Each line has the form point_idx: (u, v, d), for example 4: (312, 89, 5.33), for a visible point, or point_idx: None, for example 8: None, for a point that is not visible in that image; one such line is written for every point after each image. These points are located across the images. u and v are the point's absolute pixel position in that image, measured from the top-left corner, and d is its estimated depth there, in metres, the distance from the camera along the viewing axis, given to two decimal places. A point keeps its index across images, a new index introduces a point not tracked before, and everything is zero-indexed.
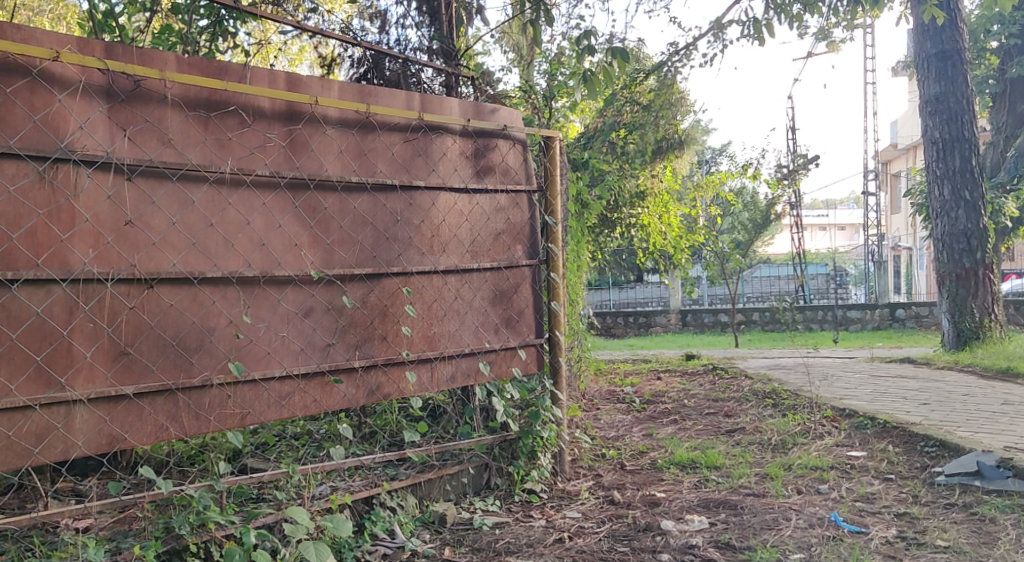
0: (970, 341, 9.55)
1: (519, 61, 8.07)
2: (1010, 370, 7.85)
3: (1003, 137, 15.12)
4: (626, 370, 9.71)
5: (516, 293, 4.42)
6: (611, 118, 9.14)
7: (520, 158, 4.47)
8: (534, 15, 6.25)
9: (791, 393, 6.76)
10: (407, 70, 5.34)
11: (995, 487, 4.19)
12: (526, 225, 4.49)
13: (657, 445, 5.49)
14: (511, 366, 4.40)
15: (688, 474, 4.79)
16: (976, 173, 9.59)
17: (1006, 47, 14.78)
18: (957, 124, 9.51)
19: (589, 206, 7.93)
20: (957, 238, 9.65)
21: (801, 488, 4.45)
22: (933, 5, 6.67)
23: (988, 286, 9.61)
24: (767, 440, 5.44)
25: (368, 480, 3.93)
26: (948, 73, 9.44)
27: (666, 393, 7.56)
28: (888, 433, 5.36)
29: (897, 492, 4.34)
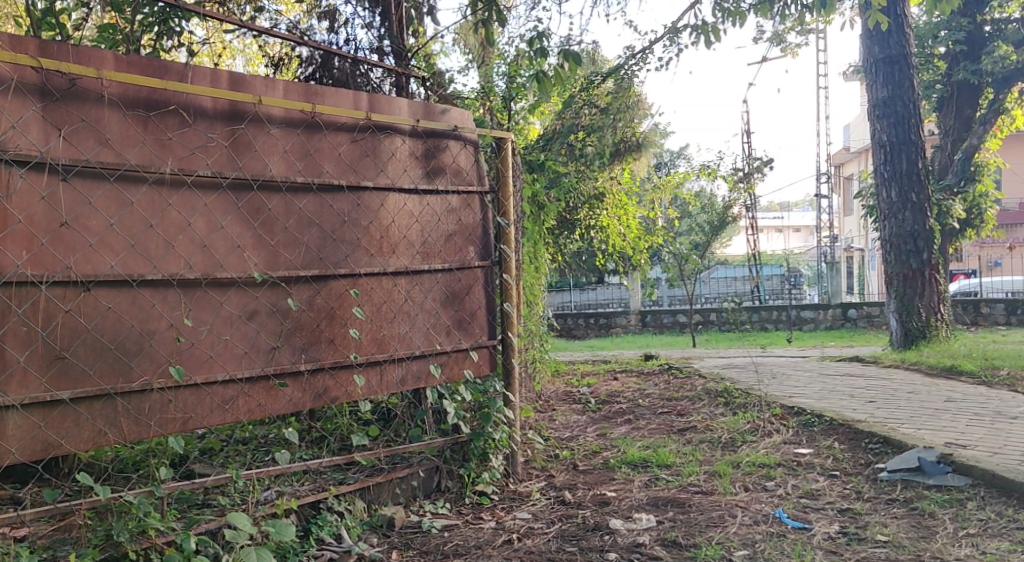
0: (918, 340, 9.73)
1: (476, 63, 8.08)
2: (955, 367, 8.04)
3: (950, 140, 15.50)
4: (585, 371, 9.75)
5: (468, 295, 4.41)
6: (570, 120, 9.18)
7: (471, 158, 4.46)
8: (488, 17, 6.25)
9: (742, 392, 6.84)
10: (356, 70, 5.34)
11: (936, 482, 4.28)
12: (478, 226, 4.48)
13: (610, 444, 5.51)
14: (462, 368, 4.38)
15: (638, 473, 4.82)
16: (922, 177, 9.81)
17: (953, 53, 15.11)
18: (904, 127, 9.72)
19: (546, 208, 7.95)
20: (905, 239, 9.85)
21: (748, 485, 4.51)
22: (879, 11, 6.80)
23: (934, 286, 9.83)
24: (717, 438, 5.50)
25: (315, 484, 3.90)
26: (896, 77, 9.64)
27: (622, 393, 7.60)
28: (835, 430, 5.46)
29: (841, 488, 4.41)
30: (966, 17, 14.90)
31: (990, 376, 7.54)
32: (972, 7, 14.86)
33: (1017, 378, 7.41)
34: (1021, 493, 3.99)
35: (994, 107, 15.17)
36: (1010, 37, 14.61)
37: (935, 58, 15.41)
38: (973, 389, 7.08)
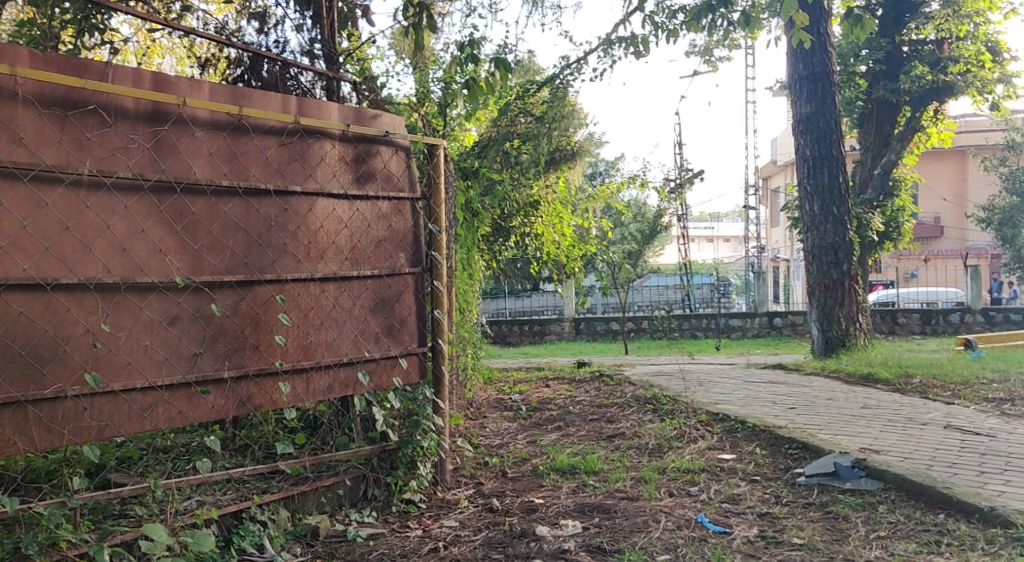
0: (838, 348, 10.04)
1: (410, 66, 8.03)
2: (872, 375, 8.31)
3: (870, 156, 16.14)
4: (518, 378, 9.79)
5: (398, 301, 4.38)
6: (505, 128, 9.28)
7: (402, 164, 4.44)
8: (421, 22, 6.26)
9: (670, 399, 6.96)
10: (286, 73, 5.27)
11: (850, 486, 4.43)
12: (409, 232, 4.46)
13: (539, 451, 5.54)
14: (391, 376, 4.34)
15: (566, 480, 4.86)
16: (842, 191, 10.13)
17: (873, 71, 15.70)
18: (826, 143, 10.04)
19: (480, 215, 7.92)
20: (826, 251, 10.14)
21: (673, 491, 4.59)
22: (801, 32, 7.07)
23: (853, 297, 10.16)
24: (644, 445, 5.58)
25: (238, 494, 3.84)
26: (819, 94, 9.95)
27: (553, 400, 7.65)
28: (757, 436, 5.60)
29: (762, 493, 4.53)
30: (885, 38, 15.54)
31: (905, 383, 7.83)
32: (891, 29, 15.57)
33: (929, 386, 7.71)
34: (929, 496, 4.16)
35: (911, 124, 15.81)
36: (926, 57, 15.22)
37: (856, 75, 15.90)
38: (889, 396, 7.33)
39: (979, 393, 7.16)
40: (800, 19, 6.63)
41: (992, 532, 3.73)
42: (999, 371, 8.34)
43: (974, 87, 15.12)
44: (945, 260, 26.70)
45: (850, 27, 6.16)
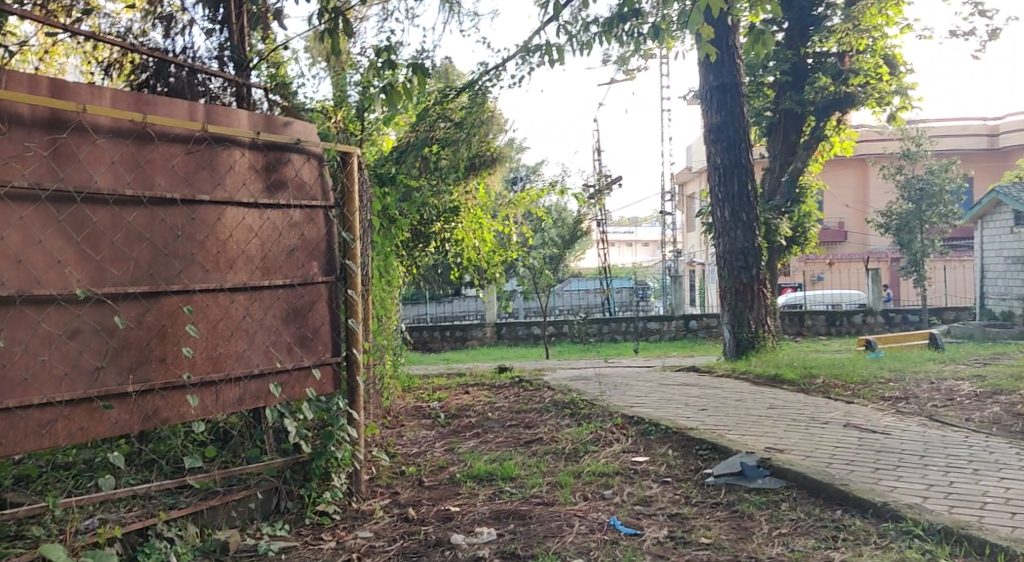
0: (748, 350, 10.33)
1: (325, 67, 7.91)
2: (779, 376, 8.60)
3: (778, 163, 16.73)
4: (437, 385, 9.75)
5: (311, 311, 4.32)
6: (423, 134, 9.32)
7: (315, 172, 4.39)
8: (335, 26, 6.23)
9: (587, 403, 7.06)
10: (193, 79, 5.17)
11: (755, 485, 4.59)
12: (323, 240, 4.41)
13: (456, 459, 5.55)
14: (305, 387, 4.28)
15: (483, 487, 4.89)
16: (751, 198, 10.46)
17: (780, 82, 16.18)
18: (735, 152, 10.35)
19: (398, 222, 7.86)
20: (736, 255, 10.45)
21: (588, 494, 4.66)
22: (708, 44, 7.33)
23: (762, 300, 10.48)
24: (561, 450, 5.65)
25: (143, 510, 3.75)
26: (728, 104, 10.26)
27: (472, 406, 7.66)
28: (670, 438, 5.73)
29: (672, 494, 4.64)
30: (791, 50, 16.06)
31: (809, 384, 8.13)
32: (796, 41, 16.13)
33: (831, 385, 8.02)
34: (828, 494, 4.34)
35: (816, 134, 16.41)
36: (829, 69, 15.83)
37: (764, 86, 16.50)
38: (795, 396, 7.60)
39: (877, 392, 7.49)
40: (706, 32, 6.86)
41: (885, 526, 3.92)
42: (896, 371, 8.73)
43: (873, 99, 15.98)
44: (849, 263, 27.77)
45: (754, 43, 6.48)
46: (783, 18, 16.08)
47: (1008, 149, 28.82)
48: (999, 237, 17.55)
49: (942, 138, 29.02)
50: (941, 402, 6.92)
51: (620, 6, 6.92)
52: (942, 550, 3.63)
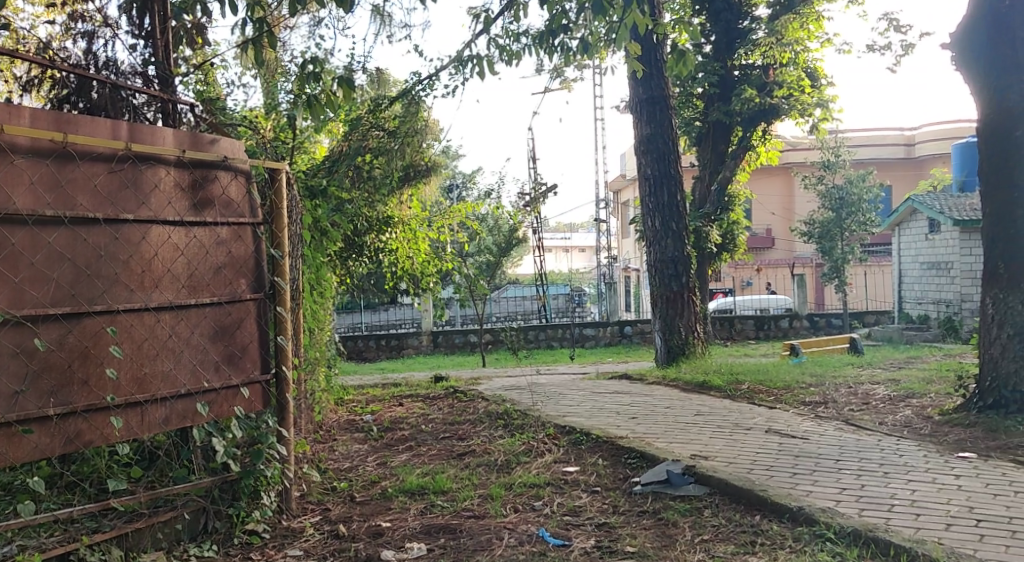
0: (678, 357, 10.56)
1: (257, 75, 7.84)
2: (706, 383, 8.82)
3: (708, 172, 17.22)
4: (372, 397, 9.70)
5: (239, 329, 4.30)
6: (357, 143, 9.25)
7: (242, 190, 4.37)
8: (259, 35, 6.19)
9: (520, 414, 7.14)
10: (116, 95, 5.10)
11: (680, 493, 4.72)
12: (250, 258, 4.40)
13: (389, 473, 5.56)
14: (232, 405, 4.25)
15: (414, 501, 4.92)
16: (680, 208, 10.71)
17: (709, 93, 16.61)
18: (665, 163, 10.60)
19: (329, 234, 7.79)
20: (666, 264, 10.68)
21: (518, 506, 4.73)
22: (636, 61, 7.55)
23: (691, 307, 10.71)
24: (493, 461, 5.71)
25: (66, 535, 3.70)
26: (657, 117, 10.51)
27: (406, 419, 7.66)
28: (600, 447, 5.85)
29: (601, 503, 4.74)
30: (718, 62, 16.48)
31: (735, 390, 8.37)
32: (723, 54, 16.59)
33: (756, 391, 8.27)
34: (748, 499, 4.49)
35: (743, 143, 16.84)
36: (754, 81, 16.29)
37: (693, 97, 16.89)
38: (721, 402, 7.81)
39: (799, 397, 7.76)
40: (632, 49, 7.04)
41: (800, 529, 4.09)
42: (817, 375, 9.04)
43: (796, 111, 16.39)
44: (776, 269, 28.52)
45: (677, 61, 6.83)
46: (711, 31, 16.57)
47: (923, 159, 30.01)
48: (915, 244, 18.28)
49: (861, 147, 30.08)
50: (858, 406, 7.20)
51: (550, 20, 7.05)
52: (851, 552, 3.81)
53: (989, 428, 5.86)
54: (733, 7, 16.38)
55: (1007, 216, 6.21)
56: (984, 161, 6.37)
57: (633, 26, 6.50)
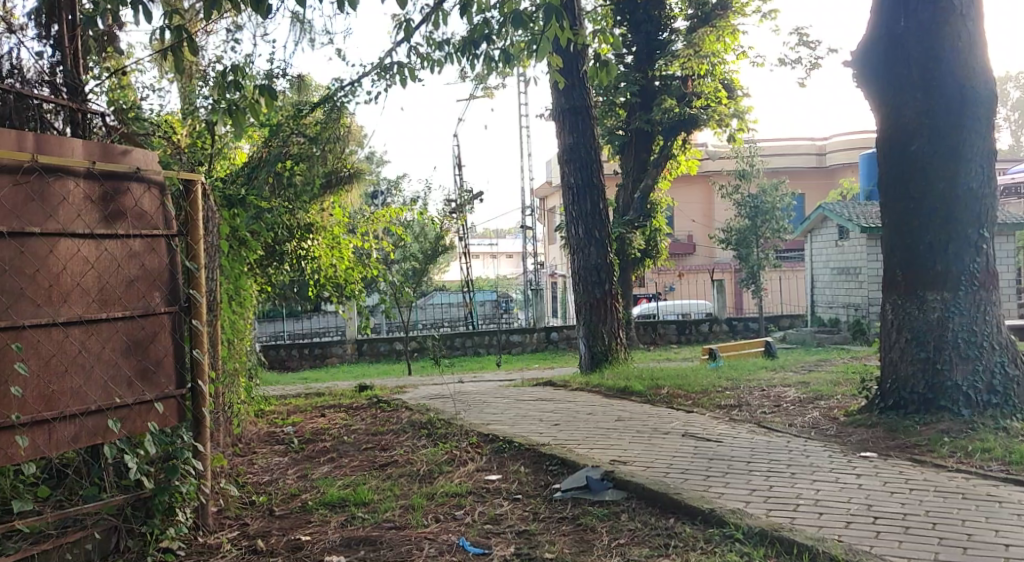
0: (602, 362, 10.72)
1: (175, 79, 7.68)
2: (627, 388, 9.00)
3: (630, 180, 17.53)
4: (294, 408, 9.57)
5: (153, 342, 4.22)
6: (277, 149, 9.32)
7: (156, 202, 4.30)
8: (178, 42, 6.06)
9: (443, 423, 7.17)
10: (24, 104, 4.91)
11: (598, 498, 4.82)
12: (165, 271, 4.33)
13: (309, 486, 5.52)
14: (146, 421, 4.16)
15: (335, 514, 4.90)
16: (603, 216, 10.90)
17: (631, 102, 16.94)
18: (587, 171, 10.78)
19: (248, 243, 7.66)
20: (590, 272, 10.84)
21: (439, 516, 4.76)
22: (558, 72, 7.69)
23: (614, 314, 10.90)
24: (416, 471, 5.72)
25: None
26: (580, 126, 10.69)
27: (328, 430, 7.59)
28: (522, 455, 5.92)
29: (522, 510, 4.81)
30: (639, 73, 16.85)
31: (654, 395, 8.56)
32: (644, 64, 16.99)
33: (675, 395, 8.48)
34: (663, 502, 4.62)
35: (664, 152, 17.18)
36: (674, 92, 16.64)
37: (615, 106, 17.19)
38: (640, 407, 7.98)
39: (715, 401, 8.00)
40: (553, 61, 7.18)
41: (710, 531, 4.23)
42: (733, 379, 9.30)
43: (714, 121, 16.83)
44: (696, 274, 29.17)
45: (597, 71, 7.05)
46: (632, 41, 16.97)
47: (835, 168, 31.12)
48: (825, 250, 18.96)
49: (776, 157, 31.08)
50: (770, 409, 7.45)
51: (472, 30, 7.12)
52: (757, 551, 3.96)
53: (890, 428, 6.15)
54: (654, 20, 16.81)
55: (906, 225, 6.52)
56: (885, 174, 6.68)
57: (553, 40, 6.64)
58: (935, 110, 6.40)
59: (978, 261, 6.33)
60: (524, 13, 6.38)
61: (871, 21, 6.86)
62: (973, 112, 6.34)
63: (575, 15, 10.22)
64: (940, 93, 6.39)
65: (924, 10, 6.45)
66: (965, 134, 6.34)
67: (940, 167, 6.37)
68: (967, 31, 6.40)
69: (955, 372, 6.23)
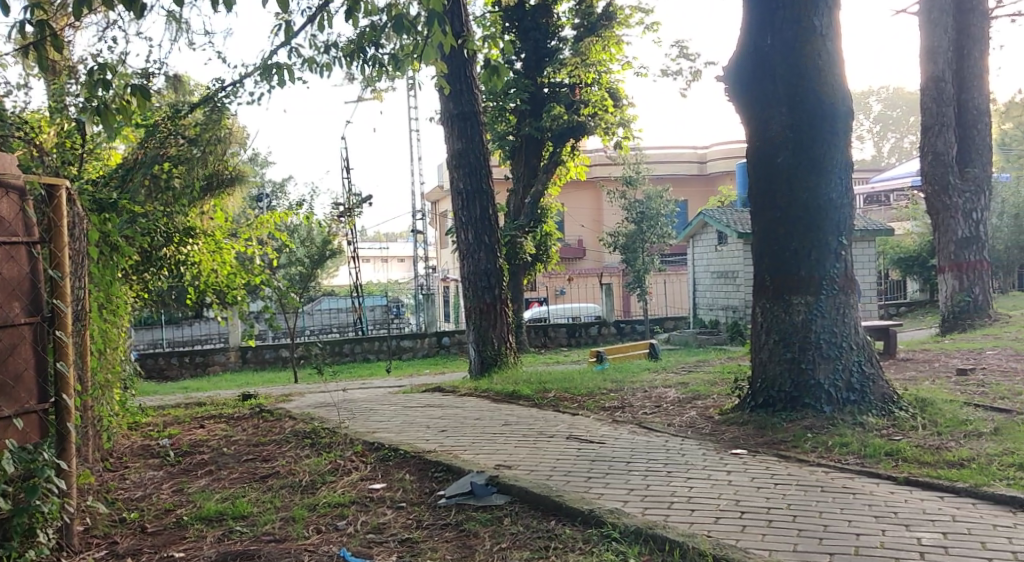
0: (491, 367, 10.77)
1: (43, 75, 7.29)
2: (515, 392, 9.09)
3: (521, 186, 17.67)
4: (172, 419, 9.19)
5: (12, 355, 4.03)
6: (153, 152, 9.01)
7: (15, 207, 4.09)
8: (42, 37, 5.76)
9: (328, 432, 7.06)
10: None
11: (483, 503, 4.87)
12: (25, 280, 4.13)
13: (185, 500, 5.34)
14: (4, 438, 3.97)
15: (211, 528, 4.77)
16: (492, 222, 10.98)
17: (521, 109, 17.10)
18: (477, 177, 10.83)
19: (121, 249, 7.32)
20: (480, 277, 10.89)
21: (321, 527, 4.70)
22: (442, 79, 7.69)
23: (503, 318, 10.99)
24: (298, 482, 5.62)
25: None
26: (469, 132, 10.75)
27: (206, 441, 7.34)
28: (407, 462, 5.90)
29: (406, 518, 4.80)
30: (528, 79, 17.05)
31: (542, 398, 8.68)
32: (533, 71, 17.20)
33: (561, 399, 8.62)
34: (545, 505, 4.71)
35: (554, 158, 17.44)
36: (562, 99, 16.95)
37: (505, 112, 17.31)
38: (527, 411, 8.07)
39: (599, 403, 8.18)
40: (440, 67, 7.17)
41: (589, 531, 4.34)
42: (617, 381, 9.53)
43: (601, 129, 17.29)
44: (585, 279, 29.68)
45: (488, 75, 7.18)
46: (521, 49, 17.13)
47: (714, 176, 32.35)
48: (706, 255, 19.66)
49: (660, 164, 32.05)
50: (651, 409, 7.67)
51: (360, 34, 7.07)
52: (632, 550, 4.09)
53: (760, 425, 6.45)
54: (542, 27, 17.02)
55: (772, 233, 6.86)
56: (753, 184, 7.01)
57: (438, 46, 6.65)
58: (798, 125, 6.76)
59: (837, 266, 6.72)
60: (406, 19, 6.33)
61: (740, 37, 7.18)
62: (832, 126, 6.73)
63: (461, 21, 10.28)
64: (803, 108, 6.75)
65: (788, 29, 6.80)
66: (825, 147, 6.72)
67: (803, 178, 6.73)
68: (827, 50, 6.78)
69: (818, 371, 6.58)
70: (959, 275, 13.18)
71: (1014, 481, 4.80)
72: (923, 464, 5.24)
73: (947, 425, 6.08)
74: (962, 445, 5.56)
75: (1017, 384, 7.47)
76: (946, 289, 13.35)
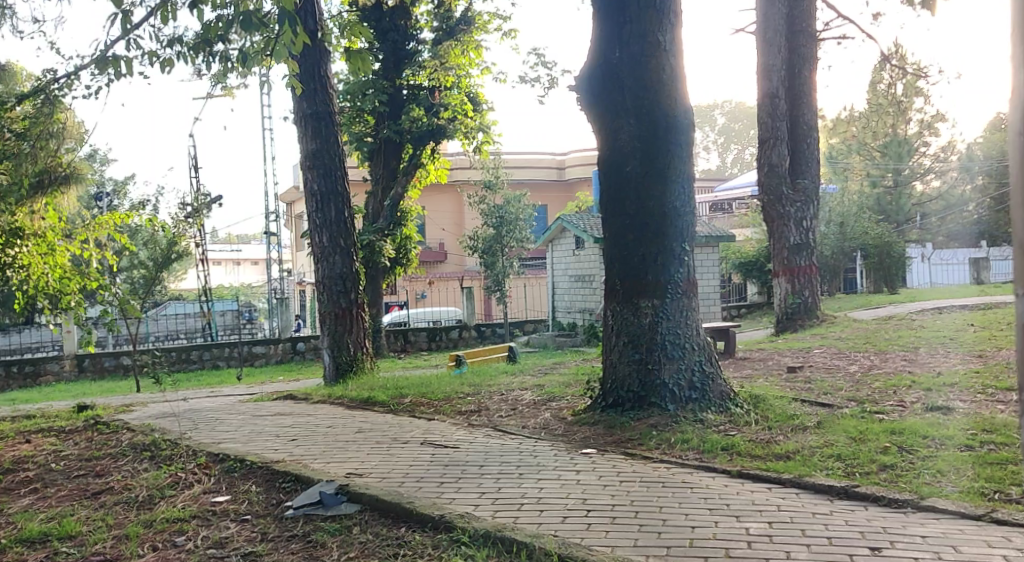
0: (346, 373, 10.57)
1: None
2: (369, 398, 8.96)
3: (380, 188, 17.43)
4: None
5: None
6: None
7: None
8: None
9: (169, 444, 6.73)
10: None
11: (332, 512, 4.78)
12: None
13: (4, 522, 4.95)
14: None
15: (33, 551, 4.46)
16: (348, 225, 10.80)
17: (379, 111, 16.89)
18: (332, 179, 10.62)
19: None
20: (334, 280, 10.67)
21: (157, 544, 4.48)
22: (294, 77, 7.48)
23: (359, 323, 10.81)
24: (134, 498, 5.32)
25: None
26: (323, 132, 10.54)
27: (32, 457, 6.83)
28: (253, 473, 5.70)
29: (250, 531, 4.64)
30: (387, 81, 16.88)
31: (397, 404, 8.60)
32: (391, 72, 17.00)
33: (416, 404, 8.57)
34: (395, 512, 4.66)
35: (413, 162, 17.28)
36: (421, 102, 16.85)
37: (364, 113, 17.08)
38: (380, 418, 7.96)
39: (454, 407, 8.18)
40: (291, 65, 6.97)
41: (438, 537, 4.33)
42: (473, 385, 9.56)
43: (461, 133, 17.33)
44: (446, 282, 29.66)
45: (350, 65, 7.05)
46: (378, 49, 16.91)
47: (572, 182, 33.11)
48: (563, 259, 20.09)
49: (519, 169, 32.50)
50: (505, 412, 7.74)
51: (205, 29, 6.77)
52: (480, 552, 4.11)
53: (608, 425, 6.64)
54: (400, 28, 16.88)
55: (622, 239, 7.08)
56: (603, 192, 7.21)
57: (290, 45, 6.46)
58: (645, 135, 7.01)
59: (681, 271, 7.01)
60: (254, 16, 6.12)
61: (591, 49, 7.37)
62: (676, 137, 7.02)
63: (314, 19, 10.05)
64: (649, 120, 7.01)
65: (635, 44, 7.05)
66: (670, 157, 7.00)
67: (650, 186, 6.99)
68: (670, 65, 7.07)
69: (663, 371, 6.83)
70: (792, 279, 14.07)
71: (833, 470, 5.15)
72: (754, 457, 5.54)
73: (776, 420, 6.45)
74: (788, 439, 5.92)
75: (839, 381, 8.01)
76: (780, 292, 14.20)
